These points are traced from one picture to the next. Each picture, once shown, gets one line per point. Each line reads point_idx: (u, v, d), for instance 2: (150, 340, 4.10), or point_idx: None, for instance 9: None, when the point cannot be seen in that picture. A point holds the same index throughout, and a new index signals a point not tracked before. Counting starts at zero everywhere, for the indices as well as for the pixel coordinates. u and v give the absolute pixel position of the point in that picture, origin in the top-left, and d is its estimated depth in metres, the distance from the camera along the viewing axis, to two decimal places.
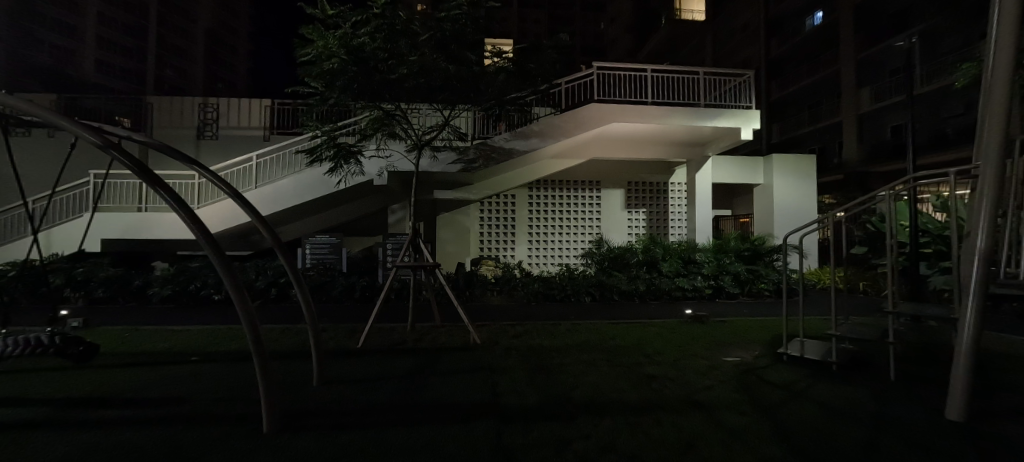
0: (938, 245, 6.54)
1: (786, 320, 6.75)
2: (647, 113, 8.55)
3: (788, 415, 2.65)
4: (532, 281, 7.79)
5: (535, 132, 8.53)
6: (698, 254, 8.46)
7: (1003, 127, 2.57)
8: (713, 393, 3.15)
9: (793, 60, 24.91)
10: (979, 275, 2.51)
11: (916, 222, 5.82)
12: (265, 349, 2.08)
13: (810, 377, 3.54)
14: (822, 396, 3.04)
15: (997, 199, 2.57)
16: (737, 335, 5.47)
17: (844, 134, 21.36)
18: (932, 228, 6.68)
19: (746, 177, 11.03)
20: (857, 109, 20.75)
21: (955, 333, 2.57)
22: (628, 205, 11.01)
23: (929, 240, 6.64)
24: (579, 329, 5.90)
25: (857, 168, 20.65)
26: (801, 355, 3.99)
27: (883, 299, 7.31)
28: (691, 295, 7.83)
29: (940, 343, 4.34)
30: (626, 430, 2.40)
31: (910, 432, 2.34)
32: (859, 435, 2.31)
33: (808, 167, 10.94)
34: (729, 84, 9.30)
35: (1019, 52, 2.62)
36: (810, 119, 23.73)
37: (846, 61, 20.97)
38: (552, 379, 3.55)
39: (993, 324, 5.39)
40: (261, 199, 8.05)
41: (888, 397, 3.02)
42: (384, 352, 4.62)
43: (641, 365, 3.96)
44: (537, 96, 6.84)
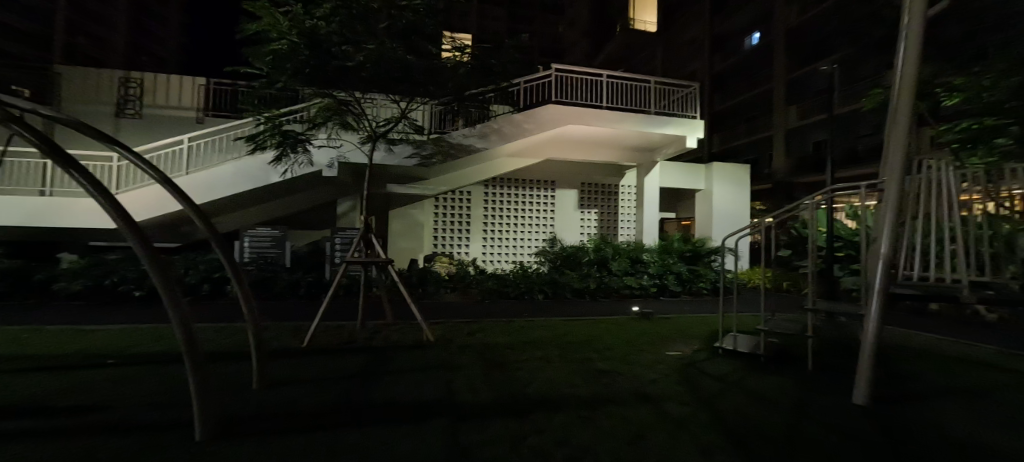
0: (848, 249, 7.36)
1: (722, 318, 7.30)
2: (601, 117, 8.83)
3: (722, 404, 2.90)
4: (486, 279, 7.78)
5: (493, 130, 8.54)
6: (645, 254, 8.90)
7: (904, 150, 2.95)
8: (658, 385, 3.35)
9: (733, 75, 26.84)
10: (882, 277, 2.87)
11: (831, 228, 6.48)
12: (198, 351, 1.92)
13: (741, 369, 3.88)
14: (753, 385, 3.34)
15: (898, 210, 2.95)
16: (679, 330, 5.84)
17: (775, 147, 23.35)
18: (845, 233, 7.51)
19: (689, 182, 11.70)
20: (786, 124, 22.77)
21: (862, 326, 2.93)
22: (581, 205, 11.33)
23: (842, 245, 7.45)
24: (532, 326, 5.98)
25: (785, 178, 22.73)
26: (733, 349, 4.32)
27: (803, 297, 8.10)
28: (637, 293, 8.21)
29: (848, 338, 4.90)
30: (578, 423, 2.50)
31: (824, 417, 2.63)
32: (783, 420, 2.56)
33: (741, 175, 11.87)
34: (677, 94, 9.84)
35: (918, 81, 3.03)
36: (747, 131, 25.71)
37: (779, 80, 22.89)
38: (506, 375, 3.60)
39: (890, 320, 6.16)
40: (195, 186, 7.39)
41: (805, 385, 3.38)
42: (332, 351, 4.43)
43: (592, 361, 4.11)
44: (497, 94, 6.83)
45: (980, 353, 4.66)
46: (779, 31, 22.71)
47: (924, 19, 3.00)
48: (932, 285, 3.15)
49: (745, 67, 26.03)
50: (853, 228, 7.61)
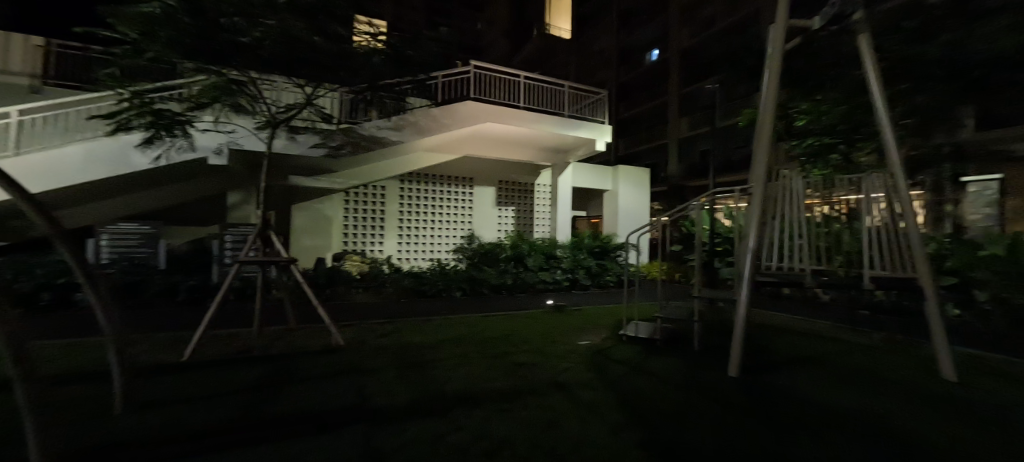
0: (725, 244, 8.54)
1: (625, 307, 8.01)
2: (518, 116, 9.05)
3: (626, 386, 3.18)
4: (402, 278, 7.51)
5: (410, 123, 8.26)
6: (558, 250, 9.34)
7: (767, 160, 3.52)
8: (570, 373, 3.55)
9: (636, 86, 29.40)
10: (750, 268, 3.39)
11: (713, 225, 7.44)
12: (35, 374, 1.55)
13: (642, 352, 4.29)
14: (651, 366, 3.72)
15: (762, 211, 3.52)
16: (589, 321, 6.27)
17: (669, 153, 26.11)
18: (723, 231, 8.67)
19: (598, 183, 12.54)
20: (678, 134, 25.60)
21: (735, 310, 3.43)
22: (499, 203, 11.50)
23: (721, 240, 8.62)
24: (450, 324, 5.93)
25: (677, 181, 25.55)
26: (635, 336, 4.72)
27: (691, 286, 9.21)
28: (552, 287, 8.58)
29: (723, 321, 5.69)
30: (497, 416, 2.55)
31: (707, 389, 3.04)
32: (676, 396, 2.89)
33: (641, 178, 13.10)
34: (589, 100, 10.52)
35: (777, 103, 3.63)
36: (647, 138, 28.35)
37: (673, 94, 25.63)
38: (424, 375, 3.52)
39: (755, 303, 7.30)
40: (27, 171, 5.95)
41: (692, 363, 3.86)
42: (222, 363, 3.91)
43: (510, 355, 4.21)
44: (415, 86, 6.63)
45: (818, 328, 5.74)
46: (674, 50, 25.43)
47: (782, 55, 3.65)
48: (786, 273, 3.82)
49: (646, 80, 28.66)
50: (729, 226, 8.83)
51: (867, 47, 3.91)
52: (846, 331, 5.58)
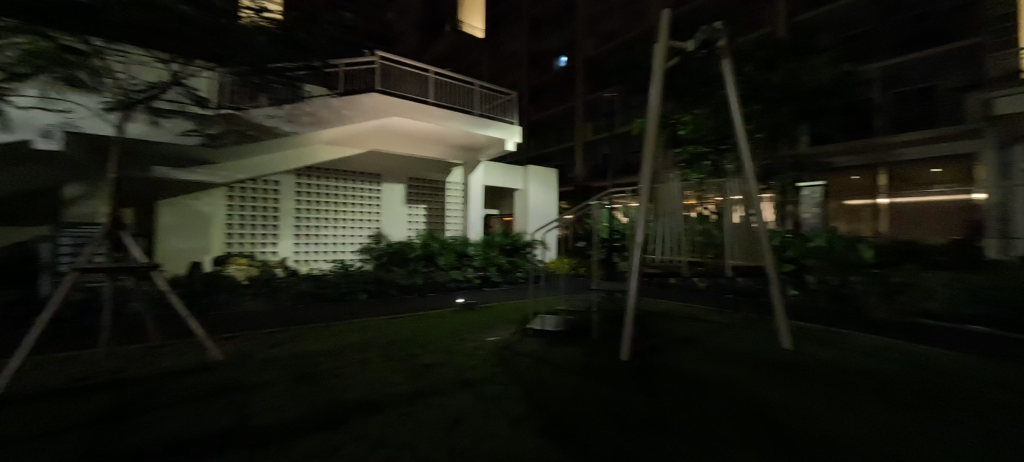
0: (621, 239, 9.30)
1: (532, 301, 8.34)
2: (429, 113, 8.85)
3: (529, 377, 3.30)
4: (299, 282, 6.87)
5: (307, 113, 7.59)
6: (470, 248, 9.34)
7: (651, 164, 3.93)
8: (477, 370, 3.58)
9: (545, 89, 30.69)
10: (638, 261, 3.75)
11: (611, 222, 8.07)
12: None
13: (546, 344, 4.49)
14: (554, 357, 3.91)
15: (649, 210, 3.92)
16: (498, 317, 6.39)
17: (576, 155, 27.72)
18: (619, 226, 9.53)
19: (509, 181, 12.83)
20: (584, 137, 27.31)
21: (627, 300, 3.77)
22: (409, 201, 11.13)
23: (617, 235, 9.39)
24: (354, 328, 5.58)
25: (583, 182, 27.22)
26: (541, 328, 4.93)
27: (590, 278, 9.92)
28: (463, 284, 8.56)
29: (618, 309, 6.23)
30: (398, 421, 2.46)
31: (602, 374, 3.30)
32: (574, 383, 3.08)
33: (550, 178, 13.74)
34: (499, 101, 10.72)
35: (660, 114, 4.06)
36: (556, 140, 29.75)
37: (580, 100, 27.27)
38: (319, 386, 3.26)
39: (646, 292, 8.10)
40: None
41: (591, 351, 4.14)
42: (51, 394, 3.18)
43: (417, 356, 4.10)
44: (311, 72, 6.09)
45: (695, 312, 6.55)
46: (580, 58, 27.08)
47: (664, 71, 4.14)
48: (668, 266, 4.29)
49: (555, 84, 30.08)
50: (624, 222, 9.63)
51: (729, 70, 4.57)
52: (716, 314, 6.47)
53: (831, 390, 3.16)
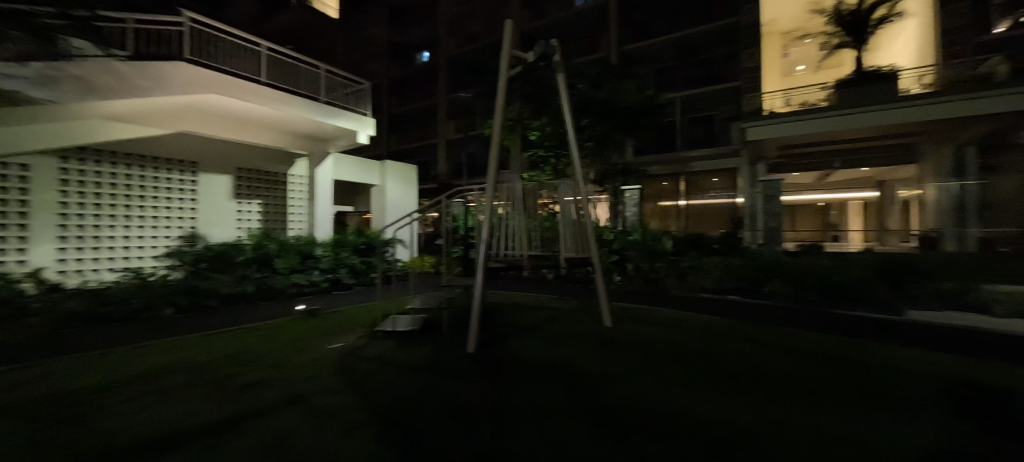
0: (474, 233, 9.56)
1: (380, 303, 7.92)
2: (263, 94, 7.72)
3: (372, 381, 3.17)
4: (64, 299, 5.22)
5: (77, 76, 5.81)
6: (318, 249, 8.47)
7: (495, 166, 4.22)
8: (312, 382, 3.27)
9: (407, 83, 29.85)
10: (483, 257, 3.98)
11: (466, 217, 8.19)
12: None
13: (395, 344, 4.37)
14: (401, 357, 3.83)
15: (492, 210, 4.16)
16: (345, 322, 5.96)
17: (439, 153, 27.62)
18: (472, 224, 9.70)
19: (365, 176, 12.12)
20: (446, 136, 27.40)
21: (473, 295, 3.95)
22: (238, 195, 9.43)
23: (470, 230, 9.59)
24: (149, 352, 4.48)
25: (446, 180, 27.26)
26: (393, 329, 4.78)
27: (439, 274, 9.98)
28: (306, 290, 7.82)
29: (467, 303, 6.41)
30: (201, 453, 2.08)
31: (447, 368, 3.37)
32: (419, 380, 3.08)
33: (408, 174, 13.51)
34: (349, 89, 10.09)
35: (503, 118, 4.37)
36: (418, 136, 29.16)
37: (442, 98, 27.32)
38: (83, 431, 2.52)
39: (497, 284, 8.54)
40: None
41: (439, 347, 4.18)
42: None
43: (238, 376, 3.52)
44: (81, 25, 4.69)
45: (541, 301, 7.20)
46: (443, 56, 27.18)
47: (507, 79, 4.39)
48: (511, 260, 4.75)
49: (418, 79, 29.50)
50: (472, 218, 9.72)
51: (563, 85, 5.22)
52: (558, 300, 7.24)
53: (632, 358, 3.88)
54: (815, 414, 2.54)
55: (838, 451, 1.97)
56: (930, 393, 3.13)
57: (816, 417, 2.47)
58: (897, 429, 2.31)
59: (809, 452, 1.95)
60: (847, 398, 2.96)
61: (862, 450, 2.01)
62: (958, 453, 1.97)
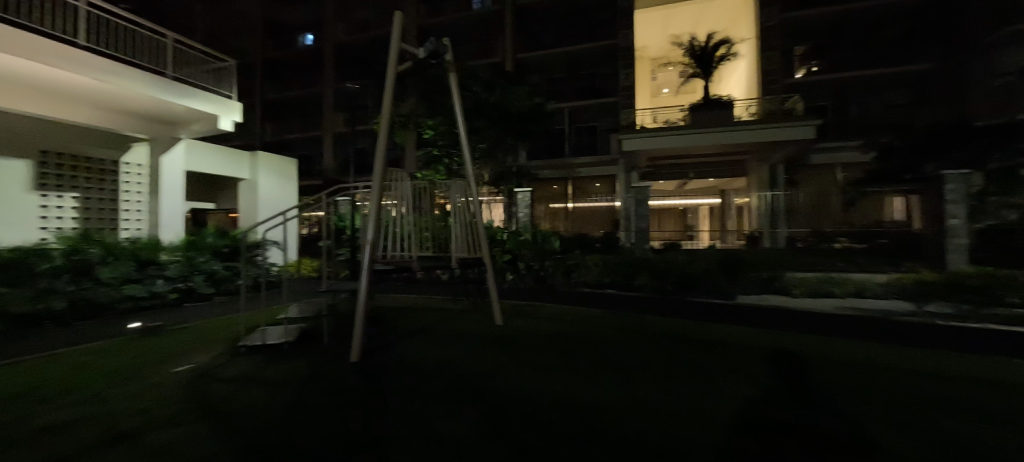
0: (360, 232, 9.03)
1: (246, 313, 7.00)
2: (87, 62, 6.22)
3: (231, 403, 2.74)
4: None
5: None
6: (162, 253, 7.06)
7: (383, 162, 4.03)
8: (147, 413, 2.68)
9: (286, 67, 26.80)
10: (368, 259, 3.77)
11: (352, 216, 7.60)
12: None
13: (263, 361, 3.85)
14: (270, 374, 3.38)
15: (379, 210, 3.96)
16: (199, 339, 5.05)
17: (324, 147, 25.36)
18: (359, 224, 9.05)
19: (229, 169, 10.62)
20: (333, 128, 25.30)
21: (357, 300, 3.72)
22: (39, 186, 7.25)
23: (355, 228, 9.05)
24: None
25: (332, 176, 25.13)
26: (262, 343, 4.21)
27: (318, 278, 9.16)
28: (146, 303, 6.44)
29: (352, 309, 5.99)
30: None
31: (325, 381, 3.09)
32: (290, 397, 2.77)
33: (286, 168, 12.17)
34: (207, 66, 8.77)
35: (392, 113, 4.19)
36: (299, 126, 26.37)
37: (328, 87, 25.16)
38: None
39: (387, 287, 8.15)
40: None
41: (319, 358, 3.82)
42: None
43: (31, 418, 2.70)
44: None
45: (434, 303, 7.06)
46: (329, 42, 25.08)
47: (395, 75, 4.23)
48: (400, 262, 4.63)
49: (299, 64, 26.70)
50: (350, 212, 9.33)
51: (455, 85, 5.23)
52: (451, 301, 7.20)
53: (518, 354, 4.06)
54: (668, 392, 2.98)
55: (679, 424, 2.34)
56: (746, 365, 3.90)
57: (670, 395, 2.89)
58: (724, 399, 2.83)
59: (660, 426, 2.30)
60: (693, 374, 3.53)
61: (701, 419, 2.41)
62: (763, 414, 2.50)
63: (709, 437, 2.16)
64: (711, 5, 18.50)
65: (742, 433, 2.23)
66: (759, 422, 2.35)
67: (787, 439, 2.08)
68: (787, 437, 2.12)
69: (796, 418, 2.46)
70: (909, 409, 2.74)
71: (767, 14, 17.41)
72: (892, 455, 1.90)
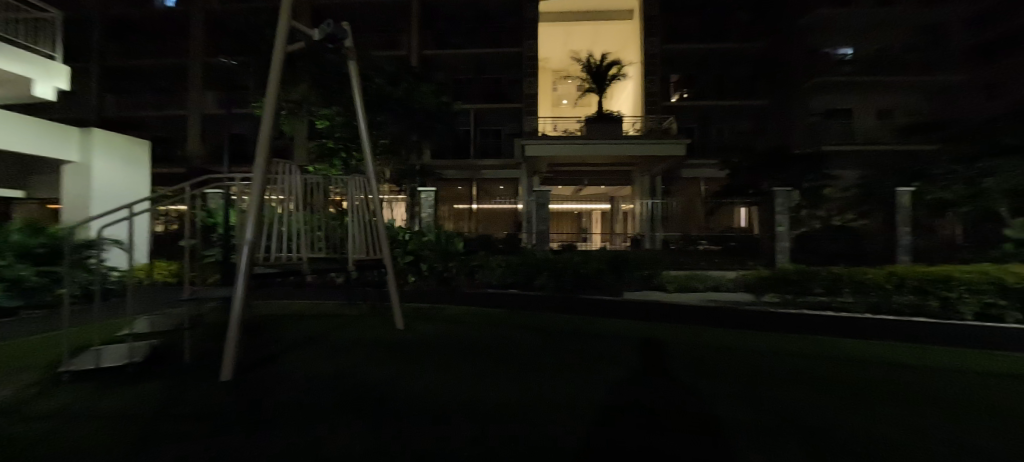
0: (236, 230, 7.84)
1: (74, 329, 5.59)
2: None
3: (44, 443, 2.13)
4: None
5: None
6: None
7: (268, 150, 3.58)
8: None
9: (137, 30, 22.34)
10: (246, 259, 3.31)
11: (225, 210, 6.60)
12: None
13: (96, 389, 3.09)
14: (111, 405, 2.73)
15: (261, 203, 3.49)
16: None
17: (188, 130, 21.65)
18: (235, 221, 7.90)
19: (51, 148, 8.38)
20: (201, 109, 21.75)
21: (231, 308, 3.23)
22: None
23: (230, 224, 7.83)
24: None
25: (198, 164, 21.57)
26: (95, 367, 3.35)
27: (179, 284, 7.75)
28: None
29: (223, 320, 5.15)
30: None
31: (188, 407, 2.60)
32: (138, 429, 2.26)
33: (131, 150, 10.03)
34: (20, 16, 6.89)
35: (279, 95, 3.75)
36: (154, 103, 22.13)
37: (196, 60, 21.56)
38: None
39: (267, 292, 7.23)
40: None
41: (178, 380, 3.21)
42: None
43: None
44: None
45: (325, 309, 6.47)
46: (198, 9, 21.57)
47: (285, 56, 3.79)
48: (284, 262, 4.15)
49: (155, 29, 22.44)
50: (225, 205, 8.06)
51: (354, 73, 4.91)
52: (346, 307, 6.68)
53: (419, 359, 3.93)
54: (564, 389, 3.16)
55: (577, 419, 2.53)
56: (628, 357, 4.37)
57: (566, 392, 3.07)
58: (607, 394, 3.10)
59: (552, 423, 2.43)
60: (585, 370, 3.80)
61: (588, 415, 2.61)
62: (639, 406, 2.81)
63: (603, 431, 2.36)
64: (603, 32, 21.40)
65: (625, 423, 2.48)
66: (642, 413, 2.66)
67: (661, 430, 2.38)
68: (663, 426, 2.44)
69: (667, 408, 2.80)
70: (748, 389, 3.35)
71: (650, 43, 19.71)
72: (730, 434, 2.31)
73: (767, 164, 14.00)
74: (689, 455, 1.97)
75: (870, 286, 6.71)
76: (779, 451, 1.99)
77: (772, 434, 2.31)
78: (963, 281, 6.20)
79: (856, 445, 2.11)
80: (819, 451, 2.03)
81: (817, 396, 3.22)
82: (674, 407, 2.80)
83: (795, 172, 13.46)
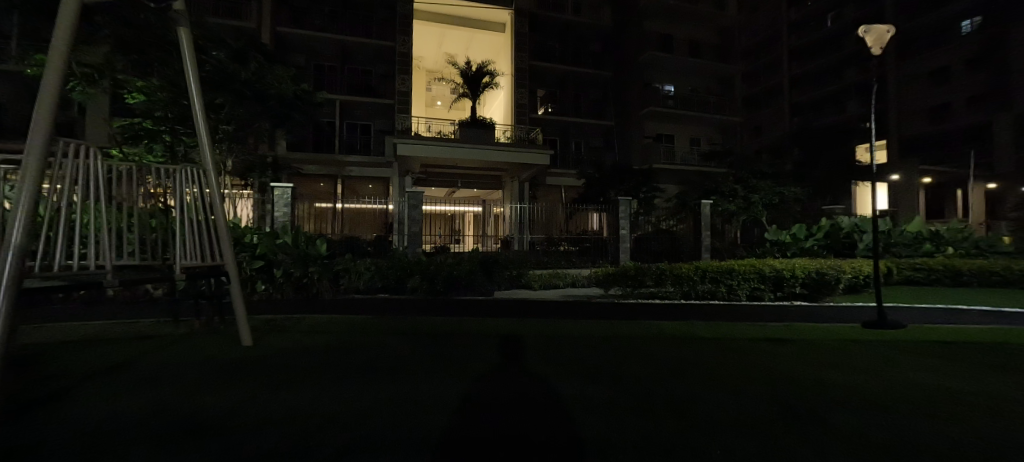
0: None
1: None
2: None
3: None
4: None
5: None
6: None
7: (49, 124, 2.74)
8: None
9: None
10: (15, 270, 2.49)
11: None
12: None
13: None
14: None
15: (38, 192, 2.65)
16: None
17: None
18: None
19: None
20: None
21: None
22: None
23: None
24: None
25: None
26: None
27: None
28: None
29: None
30: None
31: None
32: None
33: None
34: None
35: (72, 53, 2.91)
36: None
37: None
38: None
39: (40, 313, 5.48)
40: None
41: None
42: None
43: None
44: None
45: (139, 328, 5.24)
46: None
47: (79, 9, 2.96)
48: (73, 272, 3.22)
49: None
50: None
51: (186, 41, 4.11)
52: (170, 326, 5.42)
53: (271, 380, 3.45)
54: (442, 397, 3.14)
55: (450, 424, 2.59)
56: (497, 355, 4.59)
57: (442, 400, 3.06)
58: (479, 395, 3.18)
59: (426, 434, 2.40)
60: (458, 372, 3.85)
61: (463, 421, 2.64)
62: (511, 404, 2.99)
63: (479, 433, 2.43)
64: (478, 37, 21.80)
65: (500, 422, 2.61)
66: (515, 410, 2.84)
67: (529, 425, 2.57)
68: (530, 421, 2.64)
69: (536, 402, 3.04)
70: (602, 375, 3.83)
71: (520, 57, 21.06)
72: (586, 422, 2.64)
73: (612, 176, 16.39)
74: (557, 450, 2.20)
75: (685, 277, 8.32)
76: (622, 436, 2.34)
77: (617, 417, 2.72)
78: (739, 272, 8.23)
79: (684, 423, 2.57)
80: (652, 431, 2.47)
81: (650, 374, 3.87)
82: (542, 401, 3.06)
83: (633, 185, 16.06)
